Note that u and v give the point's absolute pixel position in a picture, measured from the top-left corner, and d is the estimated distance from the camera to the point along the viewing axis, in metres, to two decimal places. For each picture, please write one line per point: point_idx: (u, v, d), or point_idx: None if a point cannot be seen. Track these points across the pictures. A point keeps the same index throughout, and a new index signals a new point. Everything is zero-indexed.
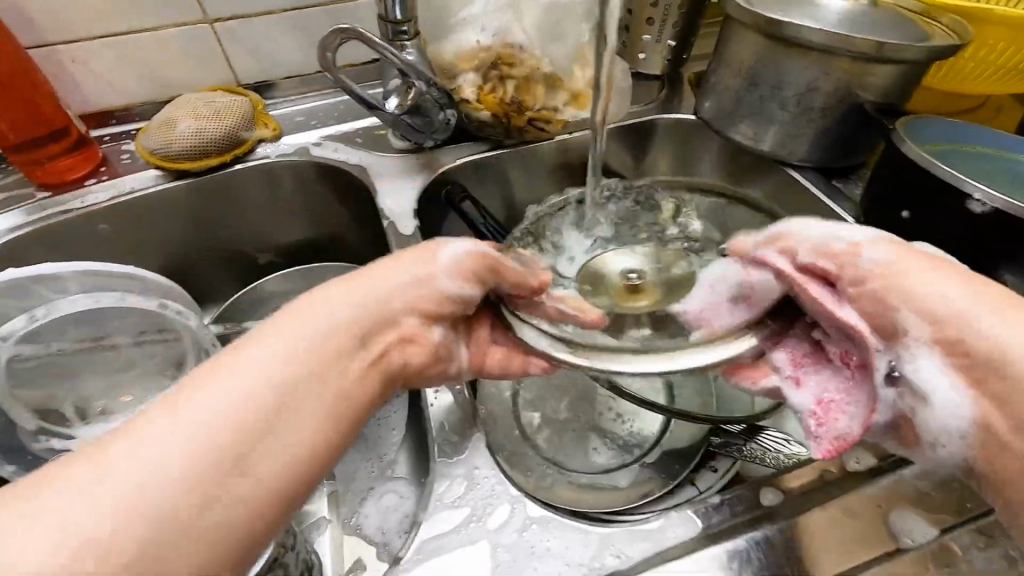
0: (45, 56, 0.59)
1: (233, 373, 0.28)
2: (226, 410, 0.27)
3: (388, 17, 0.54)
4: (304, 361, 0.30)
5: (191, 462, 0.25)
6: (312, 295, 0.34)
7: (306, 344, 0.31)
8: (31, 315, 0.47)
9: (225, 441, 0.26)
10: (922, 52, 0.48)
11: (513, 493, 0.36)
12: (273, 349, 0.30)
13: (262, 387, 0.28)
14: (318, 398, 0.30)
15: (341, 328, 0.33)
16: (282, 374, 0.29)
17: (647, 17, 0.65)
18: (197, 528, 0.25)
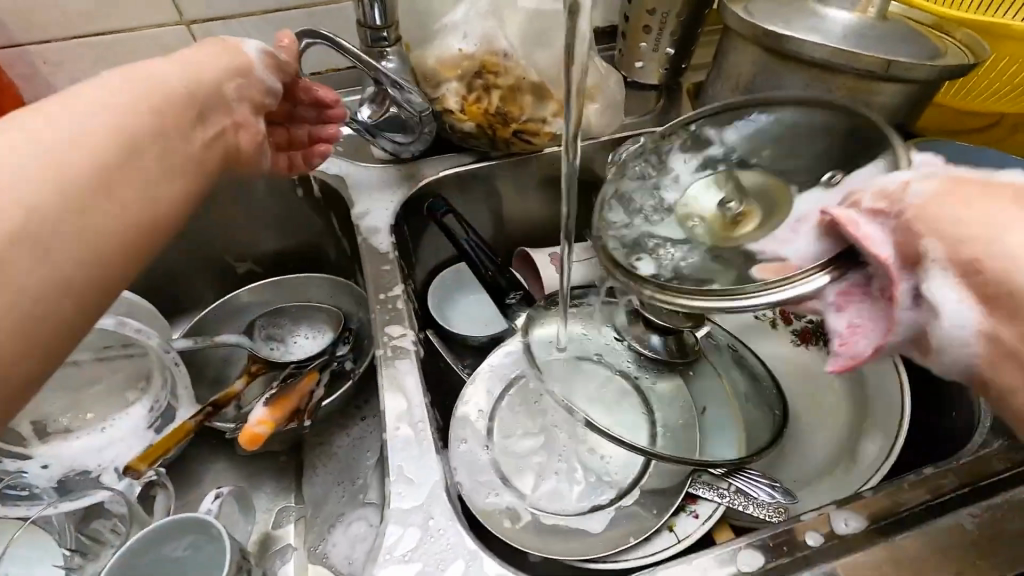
0: (15, 56, 0.56)
1: (25, 129, 0.29)
2: (57, 157, 0.29)
3: (366, 23, 0.51)
4: (119, 119, 0.33)
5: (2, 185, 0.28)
6: (128, 70, 0.35)
7: (120, 109, 0.33)
8: None
9: (59, 184, 0.29)
10: (934, 71, 0.45)
11: (469, 547, 0.34)
12: (91, 114, 0.32)
13: (93, 137, 0.31)
14: (148, 148, 0.33)
15: (157, 95, 0.35)
16: (96, 129, 0.31)
17: (644, 24, 0.62)
18: (65, 245, 0.29)
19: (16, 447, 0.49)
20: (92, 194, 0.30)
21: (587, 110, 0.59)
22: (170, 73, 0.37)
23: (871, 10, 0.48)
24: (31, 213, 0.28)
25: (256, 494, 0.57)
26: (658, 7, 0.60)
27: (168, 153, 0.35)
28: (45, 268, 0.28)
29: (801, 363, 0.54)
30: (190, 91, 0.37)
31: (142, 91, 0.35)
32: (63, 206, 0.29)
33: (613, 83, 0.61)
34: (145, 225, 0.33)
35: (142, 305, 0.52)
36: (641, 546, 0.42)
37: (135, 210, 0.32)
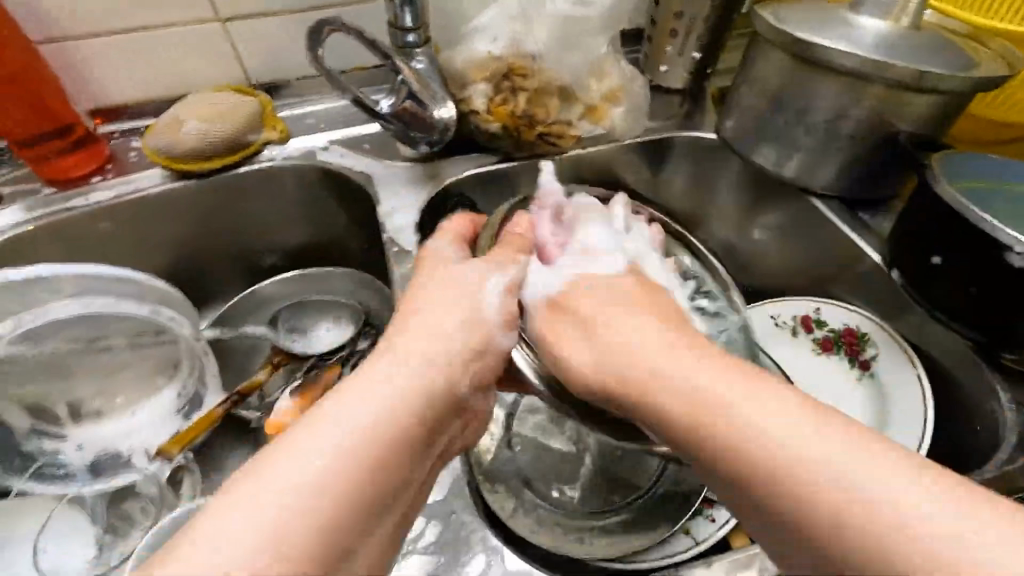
0: (56, 50, 0.58)
1: (328, 433, 0.29)
2: (314, 499, 0.27)
3: (397, 23, 0.52)
4: (408, 393, 0.32)
5: (328, 486, 0.28)
6: (400, 347, 0.34)
7: (362, 437, 0.30)
8: (18, 320, 0.46)
9: (340, 484, 0.28)
10: (965, 81, 0.44)
11: (491, 543, 0.36)
12: (378, 400, 0.31)
13: (336, 474, 0.28)
14: (423, 434, 0.33)
15: (436, 347, 0.35)
16: (367, 451, 0.29)
17: (672, 29, 0.62)
18: (327, 557, 0.27)
19: (52, 427, 0.51)
20: (372, 514, 0.29)
21: (612, 113, 0.60)
22: (431, 332, 0.36)
23: (903, 19, 0.48)
24: (331, 498, 0.27)
25: None
26: (686, 11, 0.60)
27: (437, 421, 0.34)
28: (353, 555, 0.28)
29: (820, 373, 0.56)
30: (475, 318, 0.37)
31: (419, 343, 0.35)
32: (366, 507, 0.29)
33: (639, 87, 0.61)
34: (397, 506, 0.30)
35: (175, 294, 0.52)
36: (659, 547, 0.42)
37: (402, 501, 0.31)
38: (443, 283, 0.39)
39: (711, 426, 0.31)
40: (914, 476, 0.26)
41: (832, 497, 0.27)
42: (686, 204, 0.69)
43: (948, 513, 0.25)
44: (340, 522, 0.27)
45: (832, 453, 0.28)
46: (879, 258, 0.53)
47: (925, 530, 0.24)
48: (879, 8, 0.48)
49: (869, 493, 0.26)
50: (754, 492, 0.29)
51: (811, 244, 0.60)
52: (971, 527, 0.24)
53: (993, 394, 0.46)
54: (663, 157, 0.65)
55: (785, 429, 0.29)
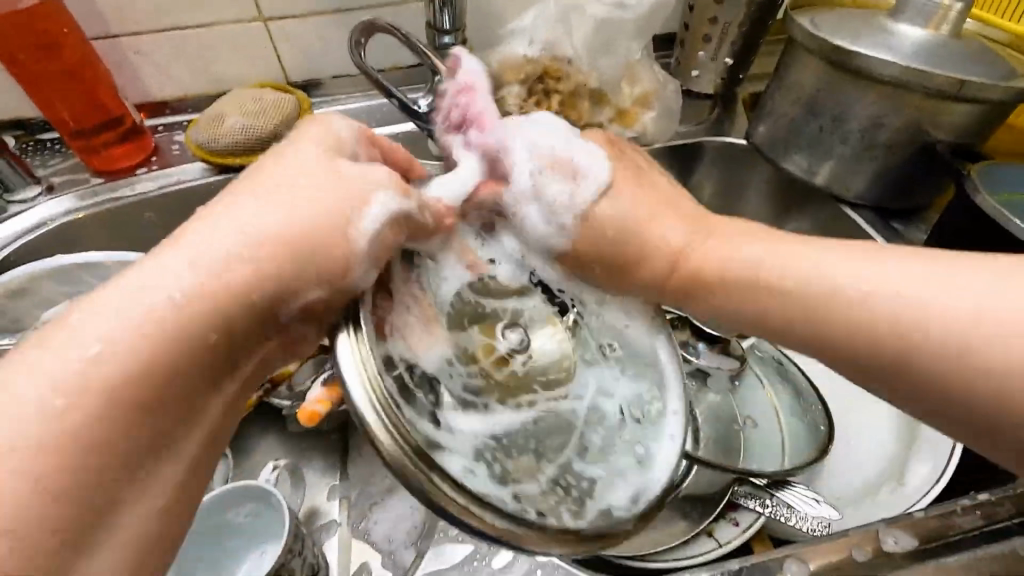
0: (109, 47, 0.61)
1: (118, 300, 0.25)
2: (88, 373, 0.24)
3: (436, 24, 0.53)
4: (199, 305, 0.27)
5: (101, 373, 0.24)
6: (240, 213, 0.29)
7: (162, 308, 0.26)
8: (71, 304, 0.49)
9: (117, 364, 0.24)
10: (1008, 91, 0.44)
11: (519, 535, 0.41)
12: (183, 272, 0.27)
13: (116, 347, 0.24)
14: (238, 320, 0.28)
15: (278, 235, 0.29)
16: (156, 325, 0.25)
17: (705, 34, 0.62)
18: (92, 452, 0.23)
19: None
20: (158, 415, 0.25)
21: (644, 117, 0.60)
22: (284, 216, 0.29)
23: (944, 28, 0.48)
24: (100, 382, 0.24)
25: (303, 471, 0.58)
26: (721, 16, 0.60)
27: (257, 318, 0.29)
28: (132, 450, 0.25)
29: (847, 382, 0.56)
30: (331, 225, 0.30)
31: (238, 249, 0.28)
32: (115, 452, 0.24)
33: (672, 91, 0.61)
34: (188, 396, 0.27)
35: None
36: (681, 548, 0.42)
37: (193, 392, 0.27)
38: (281, 181, 0.31)
39: (792, 284, 0.32)
40: (981, 278, 0.27)
41: (897, 312, 0.28)
42: (712, 208, 0.69)
43: (976, 286, 0.27)
44: (84, 463, 0.23)
45: (877, 275, 0.30)
46: None
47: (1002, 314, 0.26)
48: (921, 15, 0.48)
49: (959, 312, 0.27)
50: (885, 351, 0.29)
51: None
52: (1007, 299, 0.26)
53: None
54: (692, 160, 0.65)
55: (867, 276, 0.30)
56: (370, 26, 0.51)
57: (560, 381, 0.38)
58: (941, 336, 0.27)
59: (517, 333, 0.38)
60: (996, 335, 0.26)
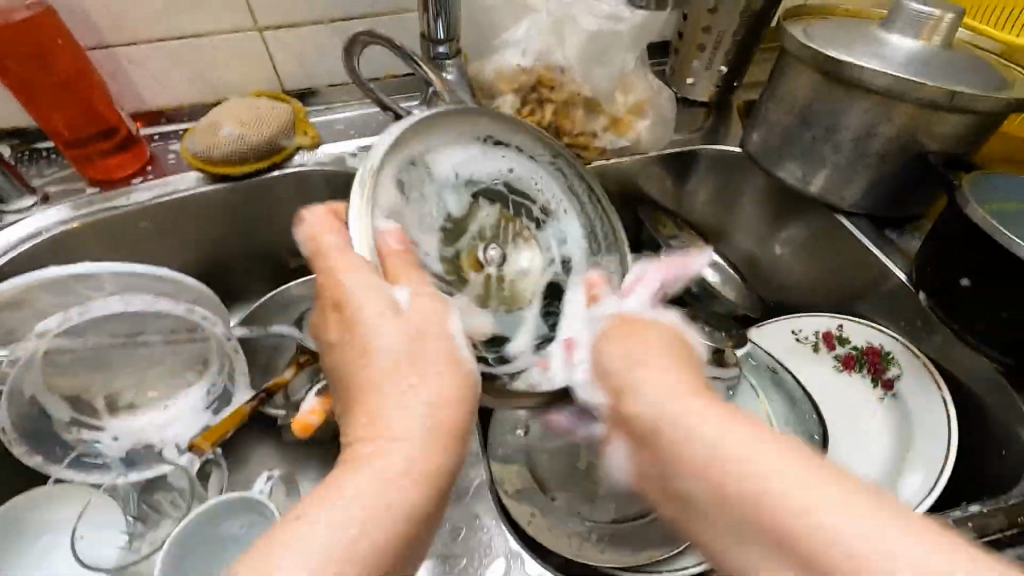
0: (105, 57, 0.61)
1: (370, 471, 0.31)
2: (365, 526, 0.29)
3: (430, 35, 0.53)
4: (420, 457, 0.32)
5: (370, 531, 0.29)
6: (395, 359, 0.35)
7: (409, 463, 0.32)
8: (66, 314, 0.48)
9: (385, 521, 0.30)
10: (999, 102, 0.44)
11: (510, 548, 0.41)
12: (399, 432, 0.33)
13: (373, 505, 0.30)
14: (449, 456, 0.33)
15: (450, 380, 0.35)
16: (402, 477, 0.31)
17: (699, 43, 0.63)
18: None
19: (89, 418, 0.53)
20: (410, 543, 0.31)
21: (638, 126, 0.60)
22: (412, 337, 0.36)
23: (935, 38, 0.48)
24: (376, 532, 0.29)
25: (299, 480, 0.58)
26: (715, 25, 0.60)
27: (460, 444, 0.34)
28: (398, 574, 0.31)
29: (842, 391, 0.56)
30: (451, 348, 0.37)
31: (415, 396, 0.34)
32: (391, 564, 0.30)
33: (666, 100, 0.62)
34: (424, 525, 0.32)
35: (205, 293, 0.54)
36: (675, 559, 0.42)
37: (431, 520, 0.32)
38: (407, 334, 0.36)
39: (669, 429, 0.31)
40: (845, 491, 0.25)
41: (751, 483, 0.27)
42: (708, 216, 0.69)
43: (830, 503, 0.25)
44: (384, 560, 0.29)
45: (753, 452, 0.28)
46: (906, 278, 0.53)
47: (826, 526, 0.24)
48: (912, 26, 0.48)
49: (769, 492, 0.26)
50: (726, 495, 0.28)
51: (836, 261, 0.60)
52: (831, 504, 0.25)
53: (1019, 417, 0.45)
54: (687, 168, 0.65)
55: (751, 458, 0.27)
56: (364, 38, 0.51)
57: (516, 228, 0.47)
58: (785, 524, 0.25)
59: (493, 251, 0.45)
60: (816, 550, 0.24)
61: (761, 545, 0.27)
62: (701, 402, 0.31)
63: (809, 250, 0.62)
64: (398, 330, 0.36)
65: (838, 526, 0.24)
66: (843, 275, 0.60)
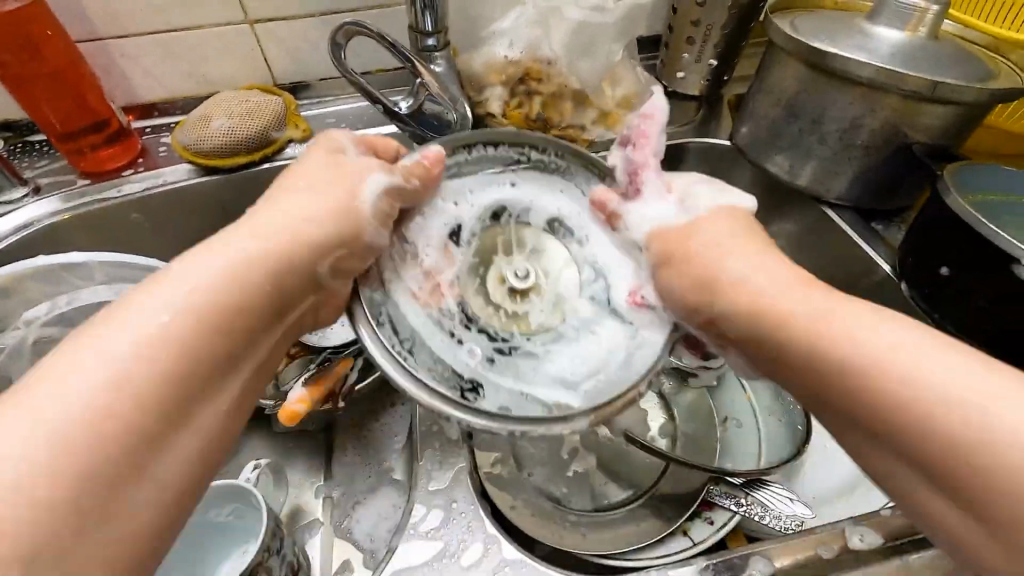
0: (97, 49, 0.61)
1: (95, 350, 0.27)
2: (92, 382, 0.26)
3: (418, 27, 0.53)
4: (183, 342, 0.30)
5: (105, 402, 0.26)
6: (204, 249, 0.34)
7: (168, 317, 0.30)
8: (53, 302, 0.50)
9: (115, 402, 0.26)
10: (982, 93, 0.44)
11: (489, 533, 0.40)
12: (163, 295, 0.31)
13: (118, 373, 0.27)
14: (219, 345, 0.32)
15: (250, 261, 0.35)
16: (138, 357, 0.28)
17: (688, 36, 0.63)
18: (64, 471, 0.24)
19: None
20: (155, 437, 0.28)
21: (627, 119, 0.60)
22: (247, 245, 0.36)
23: (921, 30, 0.48)
24: (102, 408, 0.26)
25: (288, 470, 0.58)
26: (704, 18, 0.60)
27: (240, 333, 0.33)
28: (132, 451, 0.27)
29: None
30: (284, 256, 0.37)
31: (204, 290, 0.32)
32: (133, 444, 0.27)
33: (655, 93, 0.62)
34: (180, 395, 0.29)
35: None
36: (654, 546, 0.43)
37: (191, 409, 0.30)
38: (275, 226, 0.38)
39: (788, 306, 0.36)
40: (940, 357, 0.29)
41: (860, 358, 0.31)
42: None
43: (953, 368, 0.29)
44: (141, 415, 0.27)
45: (885, 331, 0.32)
46: (891, 270, 0.53)
47: (907, 366, 0.30)
48: (898, 18, 0.48)
49: (913, 372, 0.29)
50: (883, 392, 0.30)
51: (823, 254, 0.60)
52: (968, 390, 0.27)
53: None
54: (677, 161, 0.65)
55: (858, 330, 0.32)
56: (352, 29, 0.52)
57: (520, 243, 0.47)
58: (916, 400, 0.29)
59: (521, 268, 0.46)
60: (960, 413, 0.27)
61: (902, 430, 0.29)
62: (843, 304, 0.35)
63: (798, 242, 0.62)
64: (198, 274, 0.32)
65: (929, 371, 0.29)
66: (831, 270, 0.60)
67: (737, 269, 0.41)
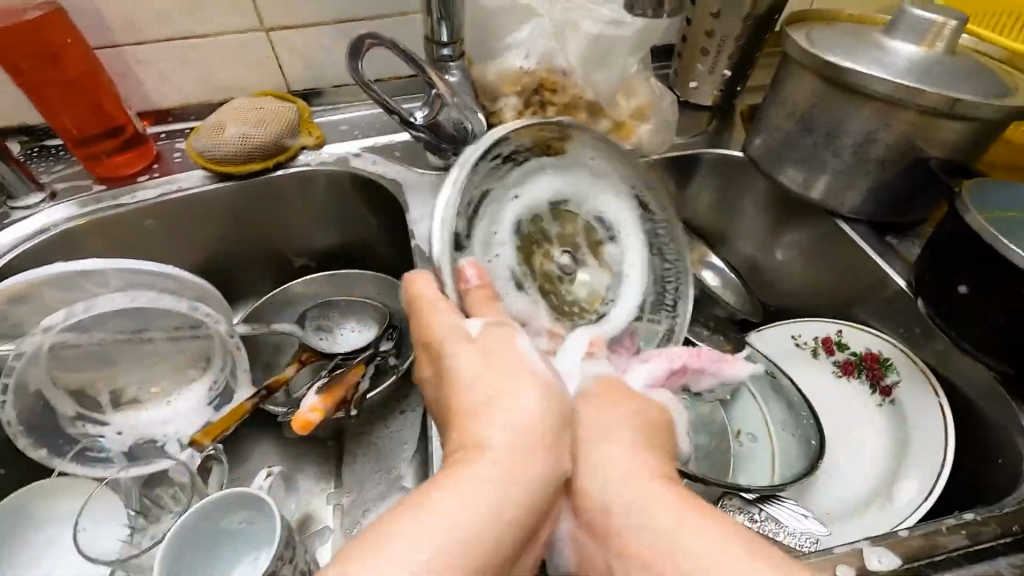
0: (113, 56, 0.62)
1: (423, 519, 0.33)
2: (434, 542, 0.32)
3: (433, 38, 0.54)
4: (507, 511, 0.35)
5: (438, 572, 0.31)
6: (505, 411, 0.38)
7: (490, 501, 0.34)
8: (70, 310, 0.48)
9: (438, 562, 0.31)
10: (1000, 109, 0.44)
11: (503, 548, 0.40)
12: (475, 475, 0.35)
13: (433, 557, 0.31)
14: (523, 516, 0.36)
15: (536, 423, 0.38)
16: (460, 517, 0.33)
17: (702, 47, 0.63)
18: None
19: (94, 413, 0.54)
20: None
21: (640, 129, 0.60)
22: (535, 403, 0.39)
23: (938, 45, 0.48)
24: (440, 558, 0.31)
25: (299, 477, 0.59)
26: (717, 30, 0.60)
27: (522, 521, 0.36)
28: None
29: (843, 398, 0.56)
30: (556, 407, 0.40)
31: (504, 441, 0.37)
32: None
33: (668, 104, 0.62)
34: (489, 558, 0.33)
35: (211, 292, 0.55)
36: None
37: (489, 555, 0.33)
38: (483, 362, 0.41)
39: (617, 397, 0.45)
40: (662, 506, 0.36)
41: (614, 517, 0.37)
42: (709, 220, 0.69)
43: (728, 564, 0.32)
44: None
45: (684, 536, 0.34)
46: (905, 284, 0.53)
47: (655, 525, 0.36)
48: (915, 32, 0.48)
49: (648, 541, 0.35)
50: (621, 530, 0.37)
51: (836, 266, 0.60)
52: (725, 564, 0.32)
53: (1018, 426, 0.45)
54: (689, 171, 0.65)
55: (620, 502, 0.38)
56: (368, 39, 0.52)
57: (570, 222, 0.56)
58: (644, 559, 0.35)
59: (564, 258, 0.55)
60: (693, 560, 0.33)
61: None
62: (646, 464, 0.40)
63: (811, 254, 0.62)
64: (502, 431, 0.37)
65: (687, 542, 0.34)
66: (844, 282, 0.60)
67: (603, 492, 0.39)
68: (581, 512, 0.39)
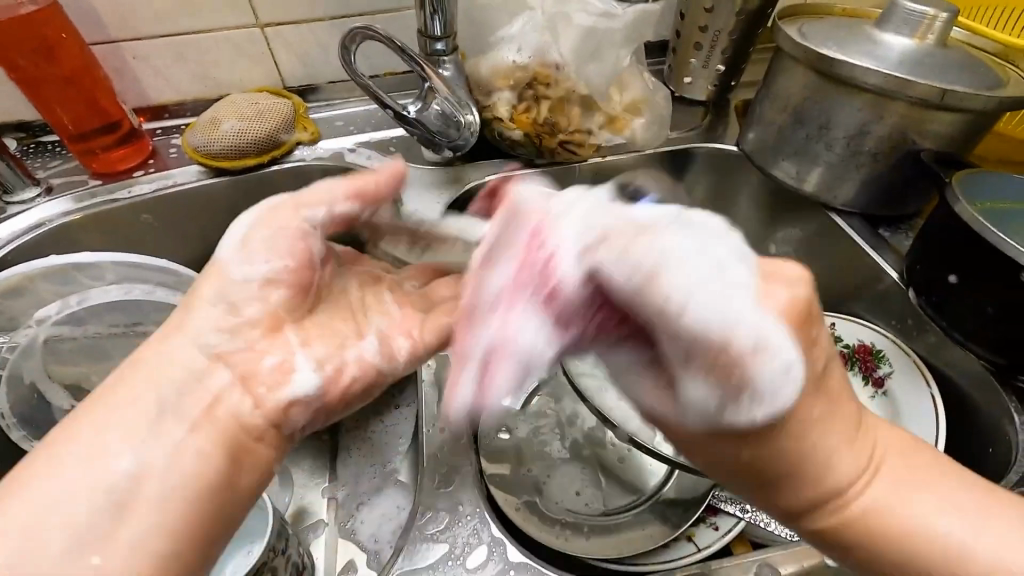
0: (110, 52, 0.62)
1: (168, 449, 0.31)
2: (64, 483, 0.29)
3: (427, 32, 0.54)
4: (193, 466, 0.31)
5: (172, 485, 0.30)
6: (160, 338, 0.35)
7: (140, 409, 0.32)
8: (65, 301, 0.50)
9: (116, 484, 0.30)
10: (990, 101, 0.44)
11: (494, 535, 0.40)
12: (137, 394, 0.32)
13: (106, 475, 0.30)
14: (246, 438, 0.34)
15: (219, 329, 0.35)
16: (188, 451, 0.31)
17: (695, 42, 0.63)
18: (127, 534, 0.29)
19: None
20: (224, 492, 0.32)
21: (634, 123, 0.60)
22: (215, 316, 0.35)
23: (929, 37, 0.48)
24: (160, 497, 0.30)
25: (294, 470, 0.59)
26: (711, 24, 0.61)
27: (239, 454, 0.33)
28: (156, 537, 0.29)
29: None
30: (296, 294, 0.36)
31: (188, 347, 0.34)
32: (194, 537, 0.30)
33: (662, 98, 0.62)
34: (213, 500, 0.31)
35: (204, 284, 0.54)
36: (660, 552, 0.43)
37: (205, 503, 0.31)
38: (189, 342, 0.34)
39: (800, 444, 0.29)
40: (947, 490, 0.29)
41: (895, 534, 0.29)
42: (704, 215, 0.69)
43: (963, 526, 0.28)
44: (193, 526, 0.30)
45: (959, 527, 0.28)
46: (898, 276, 0.53)
47: (909, 514, 0.29)
48: (907, 25, 0.48)
49: (889, 509, 0.29)
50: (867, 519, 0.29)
51: (830, 260, 0.60)
52: (945, 517, 0.28)
53: (1009, 416, 0.45)
54: (684, 166, 0.65)
55: (931, 522, 0.28)
56: (361, 33, 0.52)
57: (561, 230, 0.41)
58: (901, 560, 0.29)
59: None
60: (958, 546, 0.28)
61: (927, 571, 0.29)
62: (847, 444, 0.30)
63: (806, 247, 0.62)
64: (145, 382, 0.33)
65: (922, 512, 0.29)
66: (838, 276, 0.60)
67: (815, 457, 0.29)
68: (769, 500, 0.31)
